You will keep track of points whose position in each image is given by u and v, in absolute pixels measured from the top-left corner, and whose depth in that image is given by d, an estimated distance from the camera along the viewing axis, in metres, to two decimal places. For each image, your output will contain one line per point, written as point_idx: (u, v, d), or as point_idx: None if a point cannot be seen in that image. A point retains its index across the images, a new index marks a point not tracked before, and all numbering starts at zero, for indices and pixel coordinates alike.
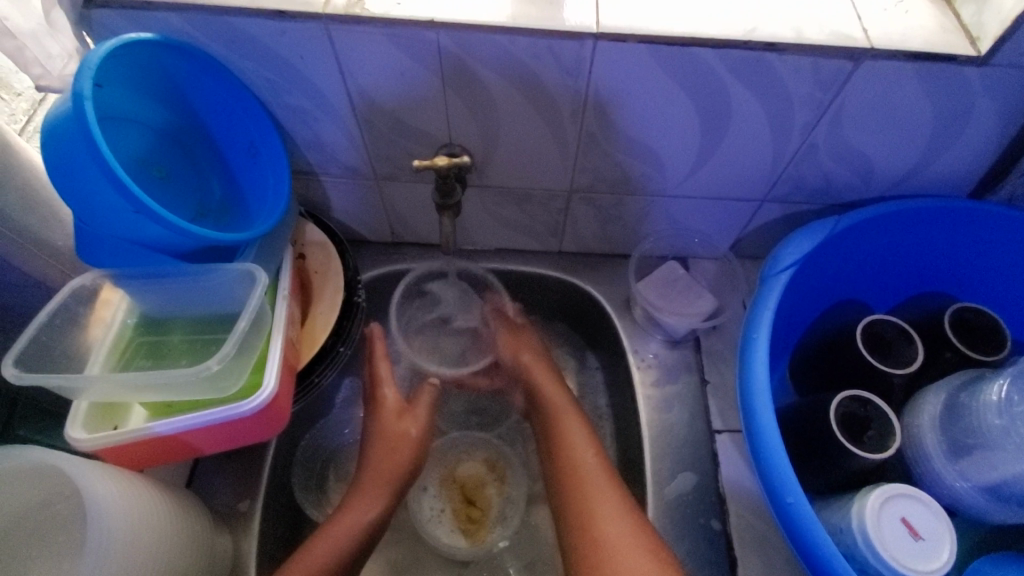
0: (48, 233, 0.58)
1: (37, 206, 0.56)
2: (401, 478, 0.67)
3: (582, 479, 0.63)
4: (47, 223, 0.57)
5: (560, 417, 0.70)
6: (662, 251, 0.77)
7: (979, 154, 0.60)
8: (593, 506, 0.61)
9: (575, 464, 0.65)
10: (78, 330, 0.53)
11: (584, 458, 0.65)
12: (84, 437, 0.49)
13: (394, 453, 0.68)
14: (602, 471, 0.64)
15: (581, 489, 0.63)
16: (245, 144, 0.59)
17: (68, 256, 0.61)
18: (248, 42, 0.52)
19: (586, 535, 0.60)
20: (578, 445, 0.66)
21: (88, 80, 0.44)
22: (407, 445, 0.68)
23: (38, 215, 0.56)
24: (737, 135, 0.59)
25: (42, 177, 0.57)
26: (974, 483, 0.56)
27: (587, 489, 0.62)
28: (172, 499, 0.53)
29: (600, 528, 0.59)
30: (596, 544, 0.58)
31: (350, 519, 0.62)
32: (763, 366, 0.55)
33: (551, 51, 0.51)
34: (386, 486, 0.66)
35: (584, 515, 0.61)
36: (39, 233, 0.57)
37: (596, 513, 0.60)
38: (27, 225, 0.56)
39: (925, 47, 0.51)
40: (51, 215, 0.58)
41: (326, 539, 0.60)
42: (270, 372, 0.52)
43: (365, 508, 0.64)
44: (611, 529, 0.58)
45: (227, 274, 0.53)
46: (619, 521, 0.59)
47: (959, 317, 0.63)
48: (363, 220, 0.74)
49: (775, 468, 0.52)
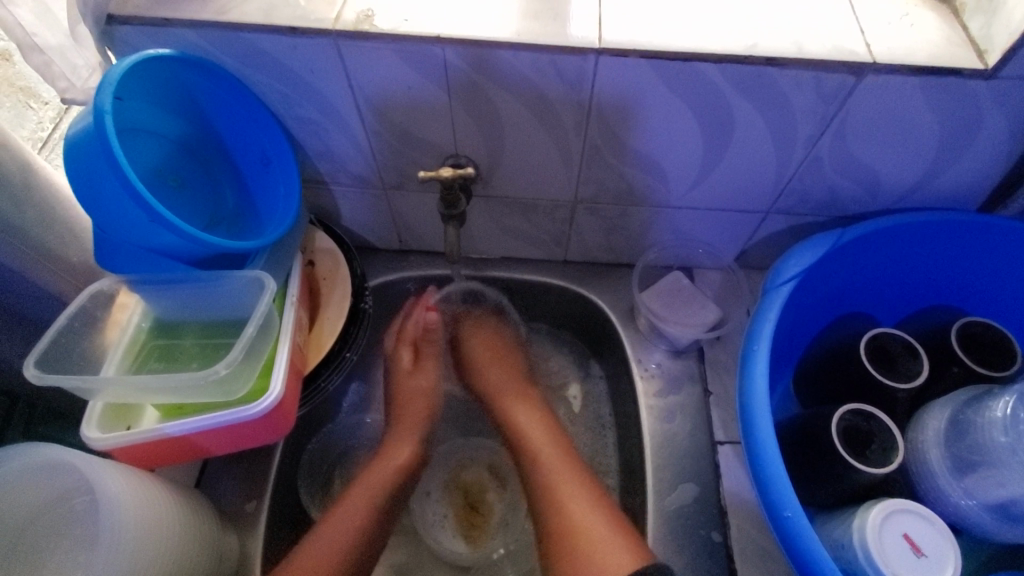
0: (64, 249, 0.59)
1: (56, 223, 0.58)
2: (424, 433, 0.74)
3: (552, 471, 0.66)
4: (64, 240, 0.59)
5: (506, 397, 0.75)
6: (668, 261, 0.77)
7: (988, 167, 0.59)
8: (562, 489, 0.64)
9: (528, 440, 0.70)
10: (95, 332, 0.55)
11: (543, 437, 0.70)
12: (97, 436, 0.51)
13: (415, 407, 0.75)
14: (575, 466, 0.67)
15: (557, 481, 0.65)
16: (257, 154, 0.61)
17: (83, 272, 0.62)
18: (261, 56, 0.53)
19: (558, 519, 0.62)
20: (551, 447, 0.69)
21: (109, 95, 0.46)
22: (423, 402, 0.75)
23: (57, 231, 0.58)
24: (741, 147, 0.59)
25: (61, 197, 0.58)
26: (979, 500, 0.55)
27: (556, 474, 0.66)
28: (182, 499, 0.55)
29: (573, 511, 0.61)
30: (567, 530, 0.60)
31: (382, 472, 0.68)
32: (763, 379, 0.56)
33: (555, 67, 0.52)
34: (411, 440, 0.72)
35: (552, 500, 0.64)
36: (56, 249, 0.58)
37: (566, 493, 0.63)
38: (44, 241, 0.57)
39: (930, 61, 0.51)
40: (67, 231, 0.59)
41: (361, 491, 0.66)
42: (277, 376, 0.54)
43: (390, 464, 0.69)
44: (582, 511, 0.61)
45: (237, 281, 0.55)
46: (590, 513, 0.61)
47: (967, 331, 0.63)
48: (372, 228, 0.76)
49: (774, 482, 0.52)
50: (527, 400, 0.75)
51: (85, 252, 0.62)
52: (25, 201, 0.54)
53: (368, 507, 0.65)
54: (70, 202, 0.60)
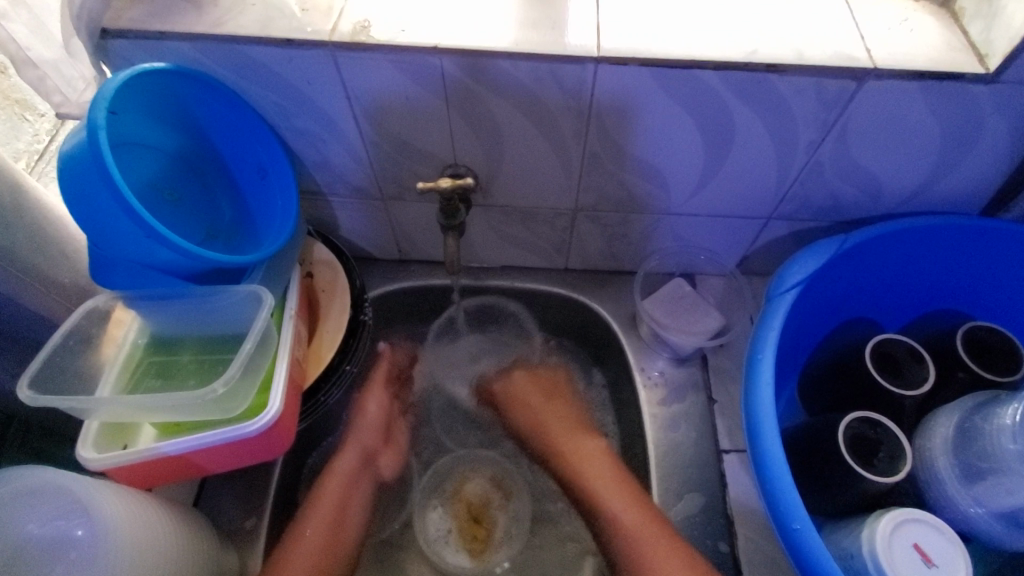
0: (53, 270, 0.59)
1: (45, 243, 0.58)
2: (379, 445, 0.72)
3: (608, 500, 0.63)
4: (53, 260, 0.59)
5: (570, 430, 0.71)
6: (669, 268, 0.77)
7: (989, 171, 0.59)
8: (612, 506, 0.62)
9: (576, 463, 0.68)
10: (91, 349, 0.54)
11: (601, 464, 0.67)
12: (93, 456, 0.50)
13: (368, 424, 0.72)
14: (621, 480, 0.64)
15: (600, 497, 0.64)
16: (254, 166, 0.60)
17: (75, 293, 0.61)
18: (257, 68, 0.53)
19: (626, 547, 0.60)
20: (610, 476, 0.65)
21: (103, 110, 0.45)
22: (376, 415, 0.73)
23: (47, 251, 0.58)
24: (741, 154, 0.59)
25: (50, 218, 0.58)
26: (988, 509, 0.54)
27: (608, 496, 0.63)
28: (180, 519, 0.54)
29: (630, 525, 0.60)
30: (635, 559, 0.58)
31: (329, 492, 0.66)
32: (768, 388, 0.55)
33: (554, 75, 0.52)
34: (358, 456, 0.70)
35: (614, 529, 0.61)
36: (46, 270, 0.58)
37: (620, 509, 0.62)
38: (34, 262, 0.57)
39: (930, 66, 0.50)
40: (57, 251, 0.59)
41: (315, 513, 0.63)
42: (276, 392, 0.53)
43: (339, 482, 0.67)
44: (641, 529, 0.59)
45: (234, 296, 0.54)
46: (652, 528, 0.59)
47: (973, 336, 0.62)
48: (370, 238, 0.75)
49: (781, 493, 0.51)
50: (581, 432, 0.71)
51: (74, 272, 0.61)
52: (14, 223, 0.54)
53: (329, 521, 0.64)
54: (61, 222, 0.59)
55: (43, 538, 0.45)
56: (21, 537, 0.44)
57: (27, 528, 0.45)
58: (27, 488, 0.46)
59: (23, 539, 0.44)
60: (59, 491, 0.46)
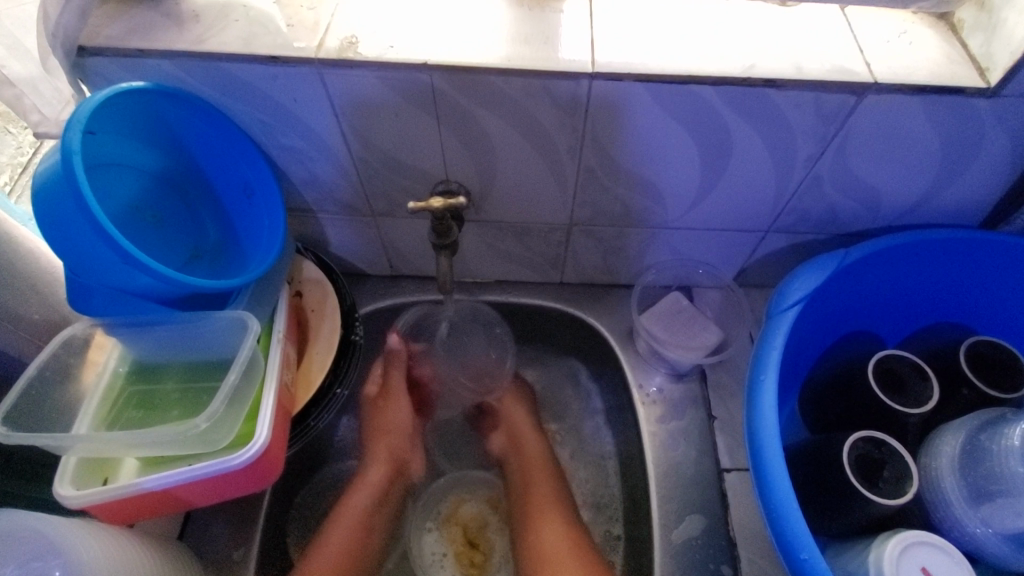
0: (22, 307, 0.57)
1: (14, 280, 0.56)
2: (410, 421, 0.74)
3: (528, 501, 0.68)
4: (24, 297, 0.57)
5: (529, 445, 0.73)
6: (666, 281, 0.75)
7: (988, 185, 0.58)
8: (536, 509, 0.67)
9: (527, 465, 0.72)
10: (69, 379, 0.52)
11: (540, 468, 0.71)
12: (72, 493, 0.48)
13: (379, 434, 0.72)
14: (553, 490, 0.69)
15: (532, 503, 0.68)
16: (240, 185, 0.59)
17: (47, 330, 0.60)
18: (241, 86, 0.51)
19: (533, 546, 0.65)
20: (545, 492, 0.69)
21: (78, 132, 0.44)
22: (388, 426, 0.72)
23: (15, 287, 0.56)
24: (740, 168, 0.58)
25: (20, 250, 0.56)
26: (996, 530, 0.53)
27: (532, 495, 0.69)
28: (163, 557, 0.52)
29: (543, 532, 0.65)
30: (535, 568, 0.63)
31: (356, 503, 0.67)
32: (771, 410, 0.53)
33: (547, 91, 0.50)
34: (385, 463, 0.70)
35: (528, 528, 0.66)
36: (14, 308, 0.56)
37: (540, 515, 0.66)
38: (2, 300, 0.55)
39: (931, 80, 0.49)
40: (27, 287, 0.57)
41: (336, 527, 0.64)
42: (263, 421, 0.51)
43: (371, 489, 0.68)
44: (552, 535, 0.64)
45: (219, 322, 0.52)
46: (563, 537, 0.64)
47: (977, 351, 0.61)
48: (361, 254, 0.73)
49: (786, 521, 0.50)
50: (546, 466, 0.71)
51: (48, 307, 0.59)
52: None
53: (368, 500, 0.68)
54: (34, 254, 0.57)
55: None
56: None
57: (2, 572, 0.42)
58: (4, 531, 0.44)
59: None
60: (33, 534, 0.44)
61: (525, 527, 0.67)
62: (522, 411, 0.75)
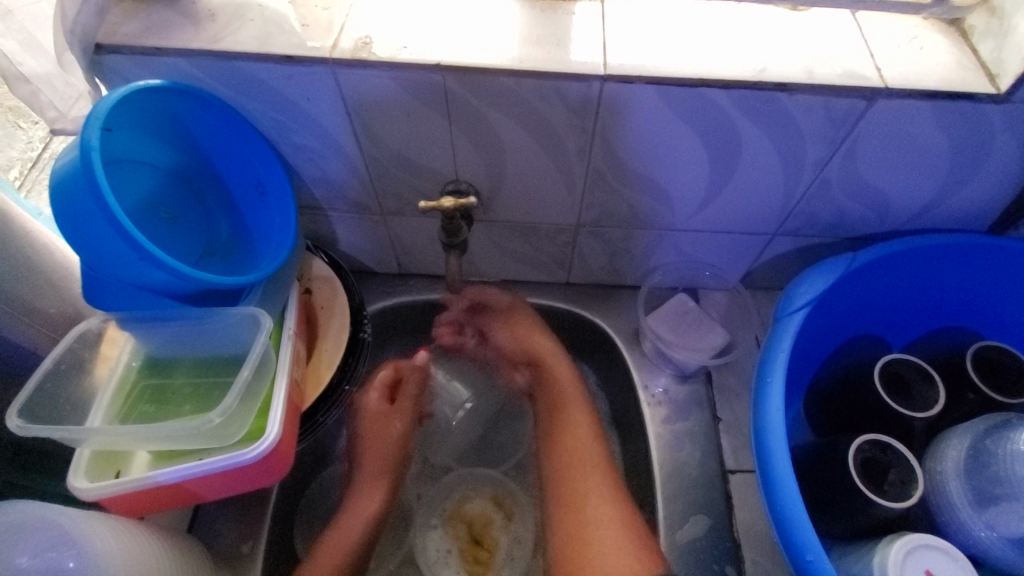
0: (38, 301, 0.58)
1: (30, 275, 0.56)
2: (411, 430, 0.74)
3: (563, 434, 0.70)
4: (39, 291, 0.57)
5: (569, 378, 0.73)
6: (672, 283, 0.76)
7: (995, 191, 0.59)
8: (569, 440, 0.70)
9: (559, 395, 0.73)
10: (83, 373, 0.52)
11: (569, 397, 0.72)
12: (85, 486, 0.48)
13: (377, 448, 0.70)
14: (586, 420, 0.71)
15: (565, 429, 0.70)
16: (253, 183, 0.59)
17: (60, 323, 0.60)
18: (257, 85, 0.52)
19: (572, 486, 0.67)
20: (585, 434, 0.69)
21: (96, 129, 0.44)
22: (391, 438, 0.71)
23: (31, 282, 0.57)
24: (748, 170, 0.58)
25: (34, 244, 0.57)
26: (1000, 533, 0.53)
27: (562, 427, 0.71)
28: (173, 549, 0.52)
29: (579, 461, 0.68)
30: (568, 493, 0.66)
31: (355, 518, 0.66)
32: (778, 412, 0.54)
33: (559, 92, 0.51)
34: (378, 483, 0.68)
35: (559, 459, 0.69)
36: (30, 301, 0.57)
37: (575, 444, 0.69)
38: (17, 293, 0.56)
39: (941, 86, 0.49)
40: (42, 281, 0.58)
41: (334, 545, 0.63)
42: (274, 417, 0.51)
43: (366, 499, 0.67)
44: (586, 464, 0.67)
45: (231, 318, 0.53)
46: (597, 469, 0.67)
47: (983, 356, 0.61)
48: (370, 253, 0.74)
49: (791, 522, 0.50)
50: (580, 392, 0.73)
51: (61, 300, 0.60)
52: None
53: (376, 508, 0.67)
54: (47, 249, 0.58)
55: (34, 571, 0.43)
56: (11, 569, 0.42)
57: (17, 561, 0.43)
58: (17, 522, 0.44)
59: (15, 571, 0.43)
60: (47, 525, 0.45)
61: (558, 454, 0.69)
62: (549, 339, 0.74)
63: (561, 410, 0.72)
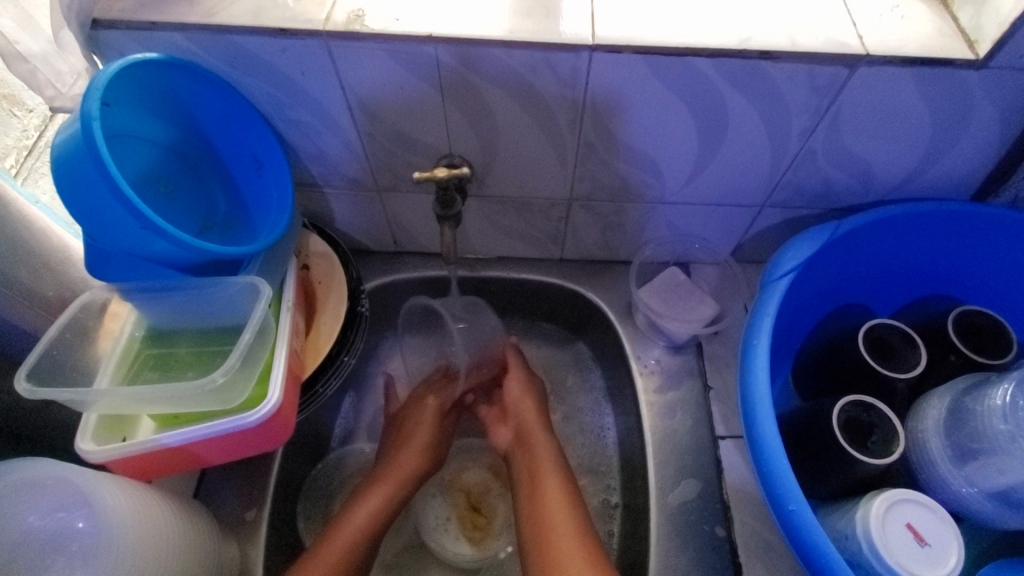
0: (36, 283, 0.59)
1: (27, 256, 0.58)
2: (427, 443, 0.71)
3: (532, 456, 0.69)
4: (36, 274, 0.59)
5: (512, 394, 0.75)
6: (663, 257, 0.77)
7: (977, 159, 0.60)
8: (537, 469, 0.68)
9: (526, 431, 0.72)
10: (87, 343, 0.54)
11: (541, 441, 0.70)
12: (93, 448, 0.50)
13: (406, 462, 0.68)
14: (552, 450, 0.69)
15: (533, 460, 0.69)
16: (250, 158, 0.60)
17: (58, 305, 0.61)
18: (252, 59, 0.53)
19: (534, 535, 0.63)
20: (551, 483, 0.66)
21: (96, 100, 0.45)
22: (371, 504, 0.65)
23: (29, 263, 0.58)
24: (734, 142, 0.59)
25: (32, 227, 0.58)
26: (980, 489, 0.55)
27: (532, 449, 0.70)
28: (180, 511, 0.54)
29: (543, 489, 0.66)
30: (543, 541, 0.61)
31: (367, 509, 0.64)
32: (764, 374, 0.55)
33: (548, 63, 0.52)
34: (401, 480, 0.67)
35: (530, 482, 0.68)
36: (26, 282, 0.58)
37: (540, 469, 0.68)
38: (15, 276, 0.57)
39: (922, 52, 0.51)
40: (39, 264, 0.59)
41: (336, 542, 0.60)
42: (276, 382, 0.53)
43: (378, 503, 0.65)
44: (552, 493, 0.65)
45: (231, 288, 0.54)
46: (559, 493, 0.65)
47: (964, 320, 0.63)
48: (367, 231, 0.75)
49: (776, 475, 0.52)
50: (529, 402, 0.74)
51: (61, 285, 0.61)
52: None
53: (355, 539, 0.61)
54: (45, 233, 0.59)
55: (46, 530, 0.45)
56: (21, 529, 0.44)
57: (27, 520, 0.45)
58: (24, 484, 0.46)
59: (24, 531, 0.44)
60: (54, 486, 0.46)
61: (527, 488, 0.67)
62: (516, 378, 0.76)
63: (528, 440, 0.71)
